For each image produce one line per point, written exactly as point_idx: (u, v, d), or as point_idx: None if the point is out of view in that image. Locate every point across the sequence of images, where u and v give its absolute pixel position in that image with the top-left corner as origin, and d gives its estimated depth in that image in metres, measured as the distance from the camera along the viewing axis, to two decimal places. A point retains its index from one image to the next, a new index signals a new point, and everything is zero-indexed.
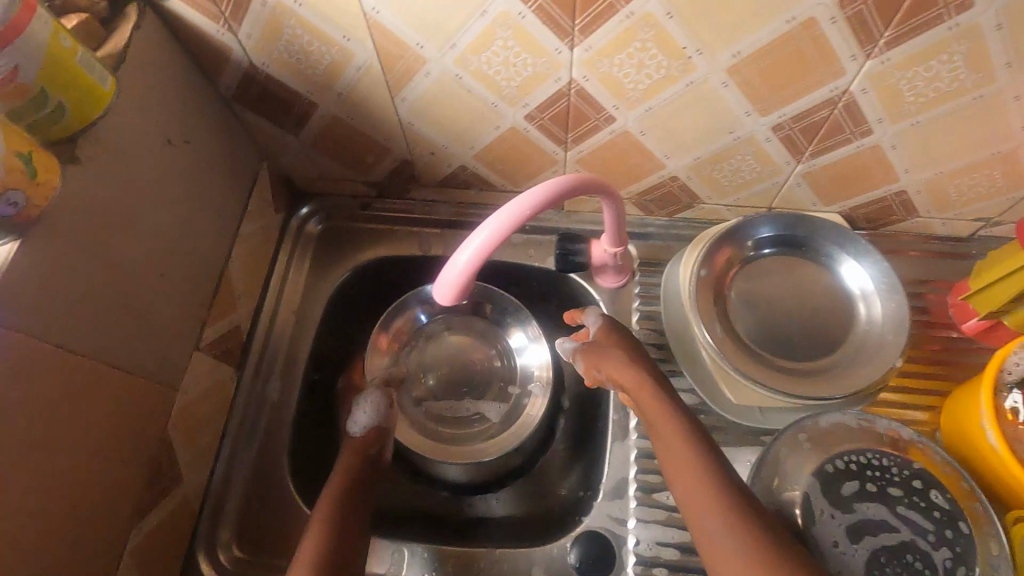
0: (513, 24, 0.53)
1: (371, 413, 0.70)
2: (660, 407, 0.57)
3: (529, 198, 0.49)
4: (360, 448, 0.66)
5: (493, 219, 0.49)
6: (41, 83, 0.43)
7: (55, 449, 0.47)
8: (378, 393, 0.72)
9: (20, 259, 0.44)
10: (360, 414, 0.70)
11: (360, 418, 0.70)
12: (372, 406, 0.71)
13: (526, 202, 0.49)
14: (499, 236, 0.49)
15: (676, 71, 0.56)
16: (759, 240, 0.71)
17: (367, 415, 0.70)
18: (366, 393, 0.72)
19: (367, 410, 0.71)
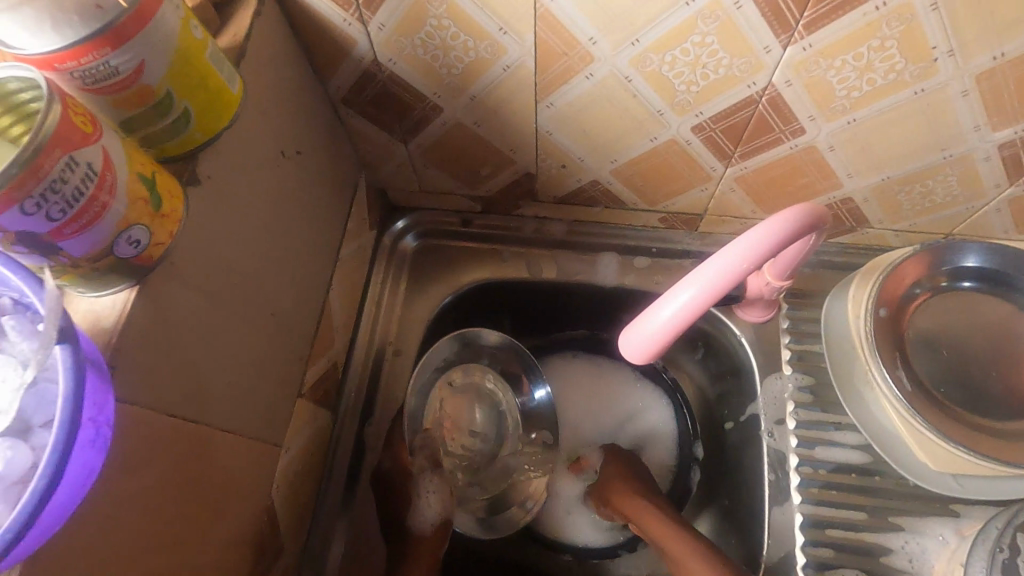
0: (722, 16, 0.43)
1: (435, 507, 0.60)
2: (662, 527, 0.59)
3: (752, 246, 0.41)
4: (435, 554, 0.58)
5: (705, 274, 0.42)
6: (168, 85, 0.34)
7: (164, 544, 0.38)
8: (436, 480, 0.60)
9: (139, 310, 0.34)
10: (424, 508, 0.59)
11: (425, 512, 0.59)
12: (435, 496, 0.60)
13: (746, 252, 0.41)
14: (714, 293, 0.42)
15: (907, 77, 0.46)
16: (960, 270, 0.61)
17: (431, 508, 0.60)
18: (422, 480, 0.60)
19: (432, 503, 0.60)
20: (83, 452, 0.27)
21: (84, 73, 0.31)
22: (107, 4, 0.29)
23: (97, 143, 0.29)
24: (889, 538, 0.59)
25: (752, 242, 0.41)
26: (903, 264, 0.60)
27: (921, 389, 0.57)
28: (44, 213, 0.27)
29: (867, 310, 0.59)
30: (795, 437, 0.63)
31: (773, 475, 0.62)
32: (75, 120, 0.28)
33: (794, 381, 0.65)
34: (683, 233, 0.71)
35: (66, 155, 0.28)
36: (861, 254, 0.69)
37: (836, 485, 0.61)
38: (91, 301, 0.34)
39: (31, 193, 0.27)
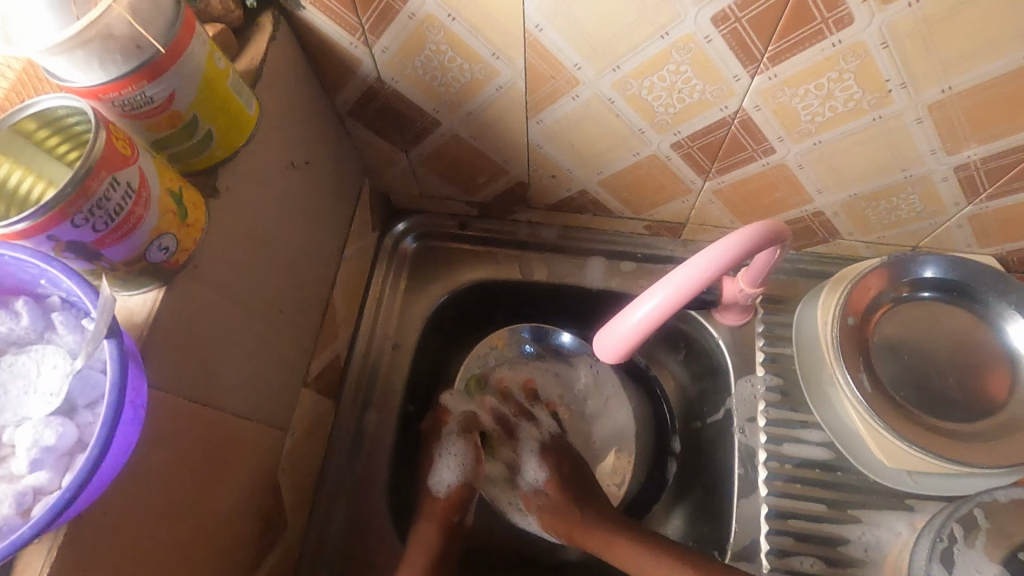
0: (694, 49, 0.47)
1: (456, 470, 0.71)
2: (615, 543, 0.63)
3: (705, 264, 0.45)
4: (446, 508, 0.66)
5: (661, 289, 0.47)
6: (194, 111, 0.38)
7: (181, 515, 0.42)
8: (462, 446, 0.72)
9: (165, 307, 0.39)
10: (442, 471, 0.71)
11: (444, 475, 0.70)
12: (457, 459, 0.71)
13: (699, 270, 0.45)
14: (670, 305, 0.47)
15: (866, 105, 0.50)
16: (921, 281, 0.65)
17: (451, 471, 0.71)
18: (449, 446, 0.72)
19: (450, 467, 0.71)
20: (124, 430, 0.32)
21: (123, 102, 0.35)
22: (146, 45, 0.33)
23: (135, 164, 0.34)
24: (847, 529, 0.63)
25: (705, 261, 0.45)
26: (869, 275, 0.64)
27: (881, 391, 0.62)
28: (90, 225, 0.32)
29: (834, 317, 0.63)
30: (764, 434, 0.68)
31: (742, 469, 0.67)
32: (117, 144, 0.33)
33: (764, 379, 0.70)
34: (667, 240, 0.75)
35: (110, 176, 0.32)
36: (834, 263, 0.73)
37: (802, 479, 0.65)
38: (125, 299, 0.38)
39: (82, 209, 0.31)
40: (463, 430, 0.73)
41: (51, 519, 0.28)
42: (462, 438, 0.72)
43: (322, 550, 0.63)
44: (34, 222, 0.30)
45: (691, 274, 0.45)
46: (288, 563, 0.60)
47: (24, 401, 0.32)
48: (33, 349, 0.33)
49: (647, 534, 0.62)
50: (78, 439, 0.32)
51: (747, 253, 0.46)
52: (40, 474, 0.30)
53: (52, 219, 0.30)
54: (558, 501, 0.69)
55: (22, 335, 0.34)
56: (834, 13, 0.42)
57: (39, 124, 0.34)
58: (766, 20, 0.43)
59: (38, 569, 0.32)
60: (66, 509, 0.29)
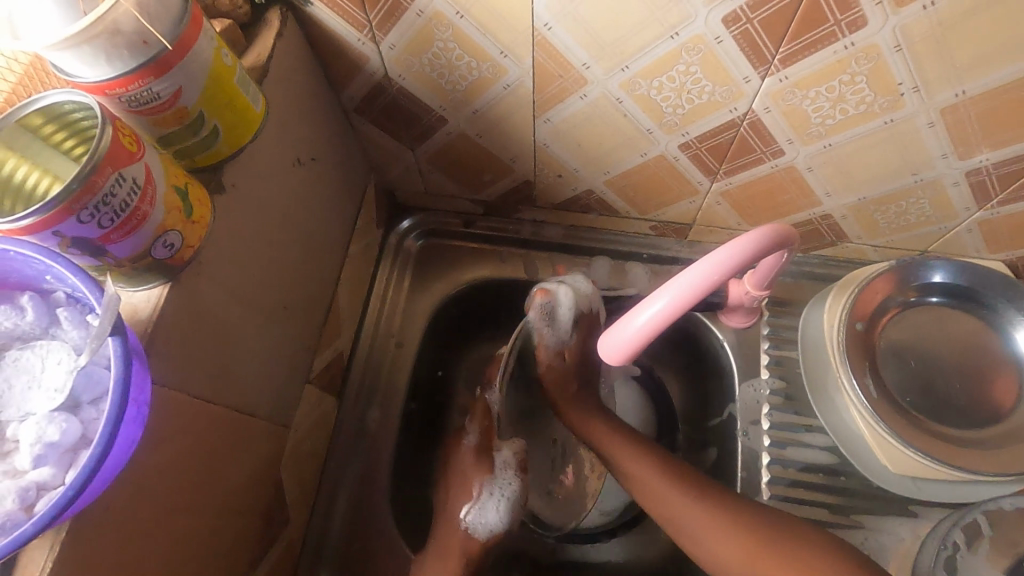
0: (704, 49, 0.46)
1: (501, 511, 0.64)
2: (604, 433, 0.64)
3: (711, 268, 0.45)
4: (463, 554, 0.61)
5: (666, 292, 0.46)
6: (200, 107, 0.38)
7: (184, 510, 0.43)
8: (514, 484, 0.65)
9: (170, 304, 0.39)
10: (489, 514, 0.64)
11: (486, 515, 0.64)
12: (506, 500, 0.64)
13: (705, 274, 0.45)
14: (675, 308, 0.47)
15: (877, 108, 0.49)
16: (928, 286, 0.65)
17: (494, 512, 0.64)
18: (497, 482, 0.64)
19: (497, 510, 0.64)
20: (127, 427, 0.32)
21: (129, 98, 0.35)
22: (152, 41, 0.33)
23: (140, 161, 0.34)
24: (849, 534, 0.63)
25: (710, 264, 0.45)
26: (876, 280, 0.64)
27: (887, 397, 0.61)
28: (96, 221, 0.32)
29: (841, 321, 0.63)
30: (768, 437, 0.67)
31: (745, 473, 0.67)
32: (123, 140, 0.33)
33: (769, 384, 0.69)
34: (672, 240, 0.74)
35: (116, 172, 0.32)
36: (842, 267, 0.72)
37: (805, 483, 0.65)
38: (129, 296, 0.38)
39: (87, 206, 0.31)
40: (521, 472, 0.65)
41: (54, 516, 0.28)
42: (517, 478, 0.65)
43: (325, 546, 0.63)
44: (40, 218, 0.30)
45: (696, 278, 0.45)
46: (290, 559, 0.61)
47: (28, 397, 0.32)
48: (37, 344, 0.33)
49: (633, 433, 0.64)
50: (82, 435, 0.32)
51: (754, 257, 0.46)
52: (44, 470, 0.30)
53: (58, 215, 0.30)
54: (571, 370, 0.66)
55: (27, 331, 0.34)
56: (847, 15, 0.42)
57: (44, 119, 0.34)
58: (779, 21, 0.43)
59: (40, 564, 0.32)
60: (68, 506, 0.29)
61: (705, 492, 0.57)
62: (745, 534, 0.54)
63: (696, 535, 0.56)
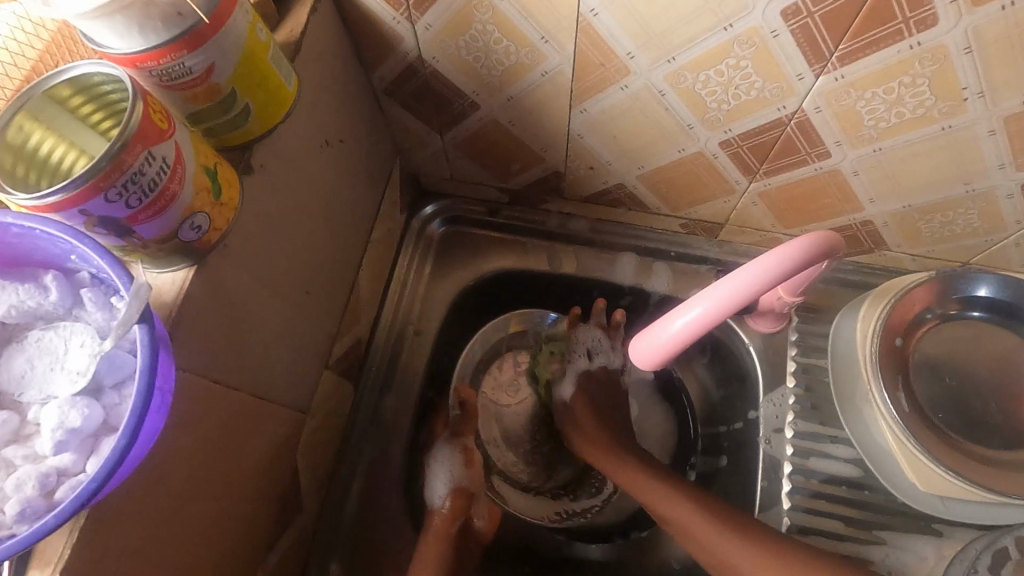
0: (759, 43, 0.44)
1: (448, 480, 0.68)
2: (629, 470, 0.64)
3: (753, 276, 0.43)
4: (447, 519, 0.63)
5: (703, 299, 0.45)
6: (233, 85, 0.36)
7: (200, 494, 0.42)
8: (451, 453, 0.69)
9: (195, 287, 0.38)
10: (435, 483, 0.68)
11: (439, 485, 0.68)
12: (452, 471, 0.68)
13: (747, 281, 0.43)
14: (713, 317, 0.45)
15: (937, 114, 0.47)
16: (970, 299, 0.62)
17: (443, 481, 0.68)
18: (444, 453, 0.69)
19: (443, 477, 0.68)
20: (151, 417, 0.31)
21: (161, 72, 0.33)
22: (186, 12, 0.32)
23: (171, 139, 0.32)
24: (871, 550, 0.62)
25: (753, 272, 0.43)
26: (915, 290, 0.61)
27: (920, 413, 0.59)
28: (124, 201, 0.31)
29: (876, 331, 0.60)
30: (790, 446, 0.66)
31: (766, 482, 0.65)
32: (154, 117, 0.31)
33: (794, 393, 0.68)
34: (703, 240, 0.72)
35: (146, 150, 0.31)
36: (877, 274, 0.69)
37: (828, 495, 0.64)
38: (153, 276, 0.37)
39: (116, 184, 0.30)
40: (459, 441, 0.69)
41: (76, 508, 0.27)
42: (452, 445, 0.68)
43: (338, 534, 0.62)
44: (68, 195, 0.29)
45: (738, 284, 0.43)
46: (302, 544, 0.60)
47: (51, 378, 0.31)
48: (60, 326, 0.32)
49: (646, 458, 0.65)
50: (104, 420, 0.31)
51: (800, 266, 0.44)
52: (64, 456, 0.30)
53: (86, 192, 0.29)
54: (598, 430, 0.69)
55: (49, 311, 0.33)
56: (917, 12, 0.39)
57: (72, 91, 0.33)
58: (843, 16, 0.40)
59: (59, 551, 0.31)
60: (90, 499, 0.28)
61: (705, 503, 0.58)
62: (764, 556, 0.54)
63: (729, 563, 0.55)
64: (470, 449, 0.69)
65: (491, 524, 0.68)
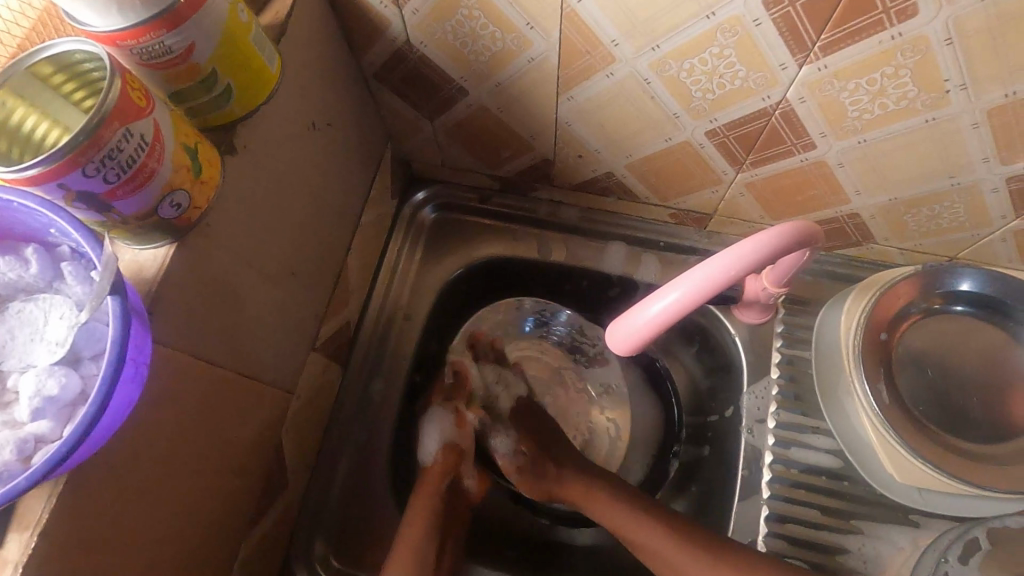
0: (741, 31, 0.44)
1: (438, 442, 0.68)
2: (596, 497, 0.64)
3: (729, 263, 0.44)
4: (440, 473, 0.64)
5: (679, 285, 0.45)
6: (214, 64, 0.37)
7: (181, 468, 0.43)
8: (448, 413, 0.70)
9: (176, 263, 0.38)
10: (428, 441, 0.69)
11: (432, 442, 0.69)
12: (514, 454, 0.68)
13: (723, 267, 0.44)
14: (689, 302, 0.45)
15: (920, 105, 0.47)
16: (955, 293, 0.62)
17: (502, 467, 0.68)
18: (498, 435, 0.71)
19: (434, 436, 0.69)
20: (125, 387, 0.32)
21: (142, 51, 0.34)
22: None
23: (149, 116, 0.33)
24: (849, 539, 0.62)
25: (728, 259, 0.44)
26: (900, 283, 0.62)
27: (900, 405, 0.60)
28: (102, 176, 0.31)
29: (859, 323, 0.61)
30: (773, 436, 0.66)
31: (746, 471, 0.66)
32: (133, 95, 0.32)
33: (778, 383, 0.68)
34: (691, 230, 0.72)
35: (124, 127, 0.31)
36: (865, 267, 0.70)
37: (808, 485, 0.64)
38: (135, 253, 0.38)
39: (93, 159, 0.30)
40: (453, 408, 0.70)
41: (46, 473, 0.28)
42: (444, 408, 0.69)
43: (323, 512, 0.64)
44: (45, 169, 0.29)
45: (714, 271, 0.44)
46: (287, 521, 0.61)
47: (31, 348, 0.32)
48: (41, 297, 0.33)
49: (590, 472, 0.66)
50: (81, 390, 0.32)
51: (777, 253, 0.44)
52: (42, 423, 0.31)
53: (63, 167, 0.30)
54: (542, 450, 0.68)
55: (30, 284, 0.34)
56: (897, 2, 0.39)
57: (54, 68, 0.33)
58: (823, 5, 0.40)
59: (38, 515, 0.32)
60: (62, 463, 0.29)
61: (677, 529, 0.59)
62: (701, 574, 0.56)
63: (674, 565, 0.58)
64: (460, 410, 0.70)
65: (481, 483, 0.69)
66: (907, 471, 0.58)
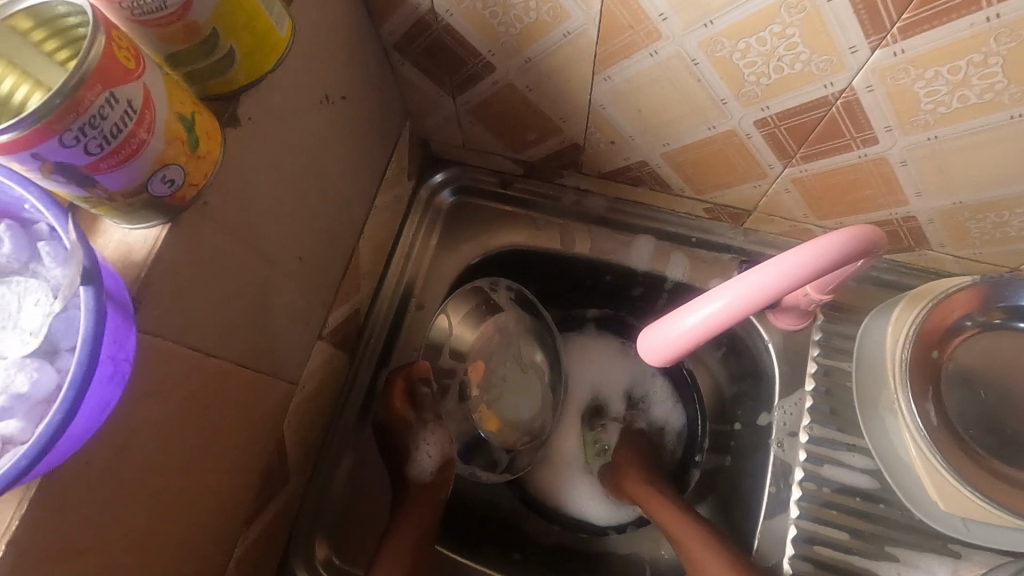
0: (809, 8, 0.39)
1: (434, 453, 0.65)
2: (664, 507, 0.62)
3: (783, 272, 0.39)
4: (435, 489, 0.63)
5: (724, 292, 0.41)
6: (215, 24, 0.33)
7: (172, 466, 0.40)
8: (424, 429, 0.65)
9: (168, 246, 0.35)
10: (422, 458, 0.64)
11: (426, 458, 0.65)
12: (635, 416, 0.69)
13: (775, 276, 0.39)
14: (731, 313, 0.41)
15: (1007, 100, 0.41)
16: (1018, 309, 0.57)
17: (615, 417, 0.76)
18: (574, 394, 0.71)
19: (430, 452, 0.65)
20: (101, 387, 0.29)
21: (132, 5, 0.30)
22: None
23: (139, 80, 0.29)
24: (882, 566, 0.58)
25: (783, 268, 0.39)
26: (956, 295, 0.56)
27: (948, 427, 0.55)
28: (82, 146, 0.27)
29: (909, 336, 0.56)
30: (804, 451, 0.62)
31: (774, 488, 0.61)
32: (119, 54, 0.28)
33: (812, 396, 0.63)
34: (727, 227, 0.67)
35: (107, 91, 0.27)
36: (914, 275, 0.64)
37: (840, 506, 0.60)
38: (124, 233, 0.34)
39: (72, 126, 0.27)
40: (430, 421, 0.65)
41: (6, 483, 0.25)
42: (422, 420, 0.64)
43: (324, 509, 0.61)
44: (17, 136, 0.25)
45: (765, 279, 0.40)
46: (289, 515, 0.59)
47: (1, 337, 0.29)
48: (14, 280, 0.30)
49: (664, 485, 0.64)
50: (55, 387, 0.28)
51: (832, 266, 0.40)
52: (10, 423, 0.27)
53: (38, 133, 0.26)
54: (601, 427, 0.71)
55: (4, 264, 0.30)
56: None
57: (32, 23, 0.30)
58: None
59: (6, 522, 0.29)
60: (25, 473, 0.26)
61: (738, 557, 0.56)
62: None
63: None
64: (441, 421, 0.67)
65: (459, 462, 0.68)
66: (952, 501, 0.54)
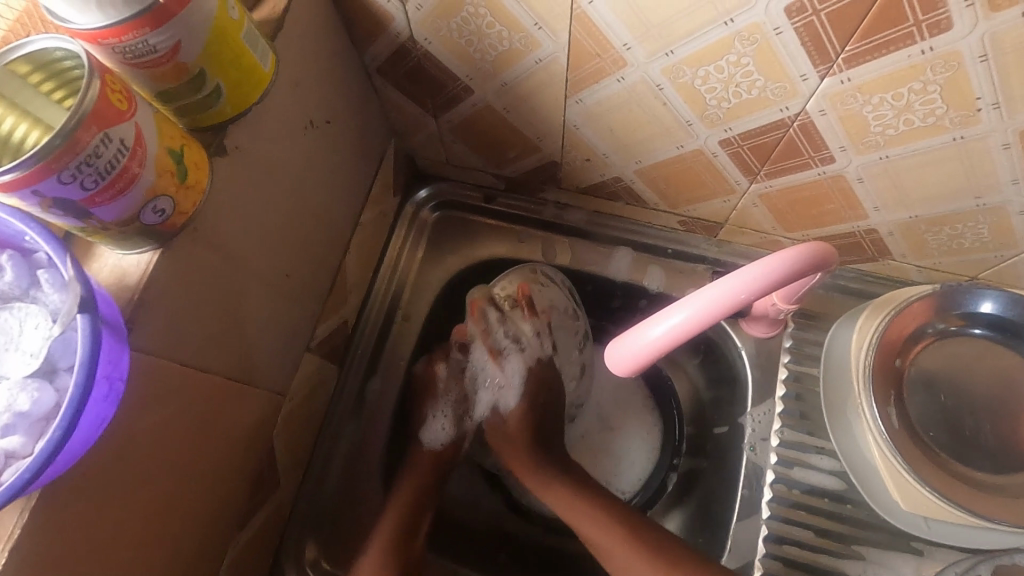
0: (760, 39, 0.41)
1: (449, 425, 0.70)
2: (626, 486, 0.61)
3: (738, 287, 0.42)
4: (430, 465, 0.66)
5: (684, 308, 0.43)
6: (202, 63, 0.35)
7: (163, 474, 0.42)
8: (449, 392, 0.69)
9: (160, 270, 0.37)
10: (434, 426, 0.69)
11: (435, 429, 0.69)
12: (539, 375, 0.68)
13: (729, 291, 0.42)
14: (692, 327, 0.44)
15: (949, 123, 0.44)
16: (973, 315, 0.60)
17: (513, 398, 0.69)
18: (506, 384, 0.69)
19: (442, 423, 0.70)
20: (98, 405, 0.31)
21: (124, 50, 0.32)
22: None
23: (130, 120, 0.32)
24: (848, 564, 0.60)
25: (737, 284, 0.42)
26: (914, 304, 0.59)
27: (908, 430, 0.58)
28: (79, 183, 0.30)
29: (871, 344, 0.58)
30: (775, 454, 0.65)
31: (746, 490, 0.64)
32: (111, 97, 0.30)
33: (783, 402, 0.66)
34: (700, 238, 0.70)
35: (102, 132, 0.30)
36: (881, 284, 0.67)
37: (809, 507, 0.63)
38: (119, 258, 0.37)
39: (69, 165, 0.29)
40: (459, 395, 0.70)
41: (11, 496, 0.27)
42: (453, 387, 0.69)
43: (314, 515, 0.63)
44: (22, 173, 0.28)
45: (721, 296, 0.42)
46: (280, 519, 0.61)
47: (5, 358, 0.31)
48: (15, 306, 0.32)
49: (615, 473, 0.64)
50: (55, 404, 0.30)
51: (788, 277, 0.42)
52: (12, 439, 0.29)
53: (38, 173, 0.28)
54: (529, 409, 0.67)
55: (6, 291, 0.32)
56: (930, 16, 0.36)
57: (31, 67, 0.32)
58: (849, 16, 0.38)
59: (10, 530, 0.32)
60: (29, 486, 0.28)
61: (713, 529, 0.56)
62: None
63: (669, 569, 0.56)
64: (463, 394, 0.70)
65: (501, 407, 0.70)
66: (912, 501, 0.56)
